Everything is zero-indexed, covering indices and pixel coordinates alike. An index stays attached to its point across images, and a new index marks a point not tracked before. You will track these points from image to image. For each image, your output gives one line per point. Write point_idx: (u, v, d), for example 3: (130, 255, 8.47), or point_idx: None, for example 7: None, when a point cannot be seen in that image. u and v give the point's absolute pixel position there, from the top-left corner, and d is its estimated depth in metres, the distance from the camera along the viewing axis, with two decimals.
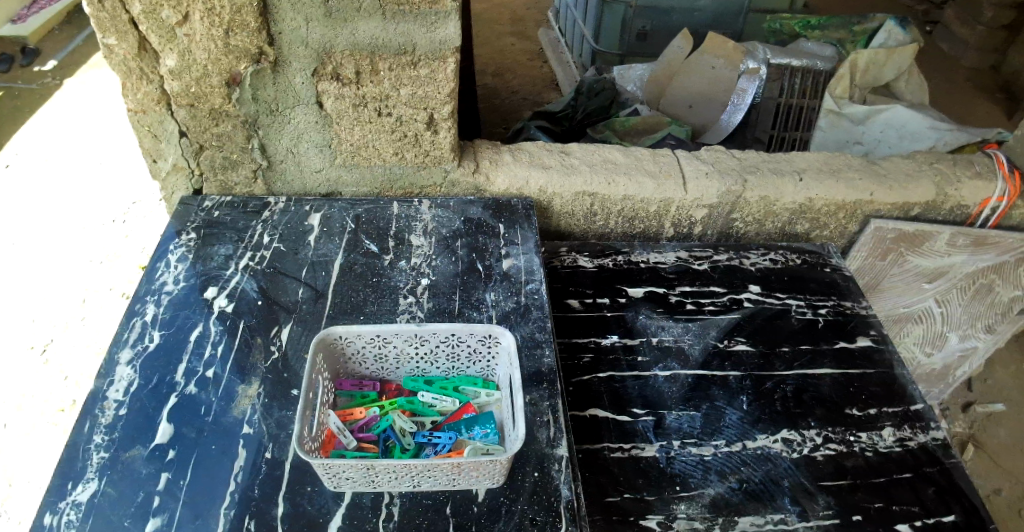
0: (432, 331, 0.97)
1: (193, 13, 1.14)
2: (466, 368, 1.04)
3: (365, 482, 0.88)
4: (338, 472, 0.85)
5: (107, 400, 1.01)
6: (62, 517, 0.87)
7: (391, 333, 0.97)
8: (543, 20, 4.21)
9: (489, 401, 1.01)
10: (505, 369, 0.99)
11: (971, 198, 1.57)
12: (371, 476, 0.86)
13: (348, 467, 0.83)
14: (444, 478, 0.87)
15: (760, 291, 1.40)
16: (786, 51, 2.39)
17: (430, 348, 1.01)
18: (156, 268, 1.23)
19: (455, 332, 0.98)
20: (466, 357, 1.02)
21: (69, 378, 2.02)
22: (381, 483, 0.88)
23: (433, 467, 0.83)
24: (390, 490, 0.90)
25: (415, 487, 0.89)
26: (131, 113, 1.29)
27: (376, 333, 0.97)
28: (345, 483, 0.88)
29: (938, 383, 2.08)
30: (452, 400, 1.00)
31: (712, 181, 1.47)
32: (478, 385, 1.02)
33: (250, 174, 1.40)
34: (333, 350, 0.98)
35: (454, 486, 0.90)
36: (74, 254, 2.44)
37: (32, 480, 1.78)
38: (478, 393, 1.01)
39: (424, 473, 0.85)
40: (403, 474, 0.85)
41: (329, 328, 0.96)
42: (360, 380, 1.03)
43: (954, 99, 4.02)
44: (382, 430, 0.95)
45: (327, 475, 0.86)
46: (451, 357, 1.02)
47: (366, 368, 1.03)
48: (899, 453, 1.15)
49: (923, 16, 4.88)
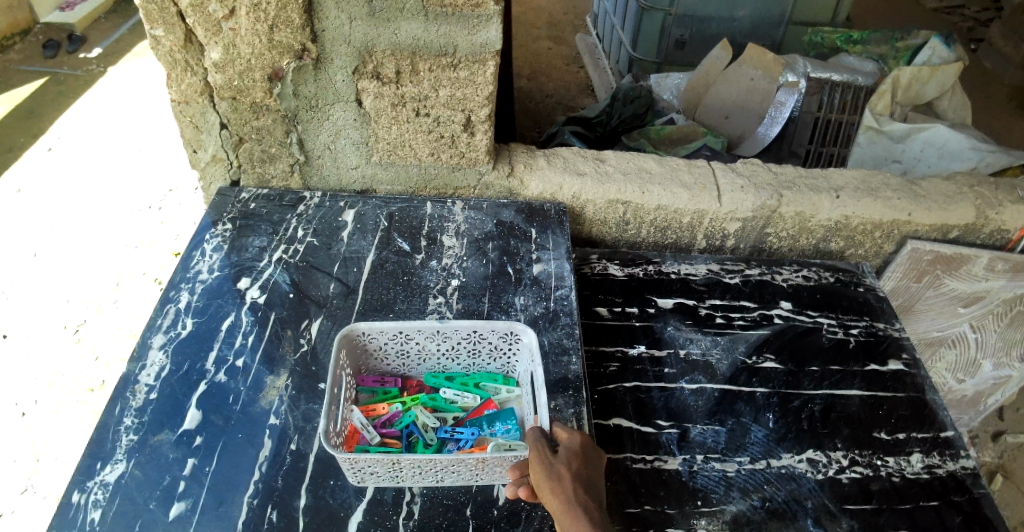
0: (454, 328, 0.98)
1: (240, 8, 1.17)
2: (486, 365, 1.05)
3: (389, 478, 0.89)
4: (362, 467, 0.85)
5: (139, 383, 1.03)
6: (90, 496, 0.89)
7: (413, 329, 0.98)
8: (580, 25, 4.21)
9: (510, 396, 1.02)
10: (525, 367, 1.00)
11: (1013, 222, 1.53)
12: (395, 470, 0.86)
13: (374, 463, 0.84)
14: (467, 474, 0.88)
15: (791, 307, 1.38)
16: (827, 66, 2.32)
17: (452, 344, 1.01)
18: (191, 257, 1.25)
19: (477, 329, 0.98)
20: (487, 354, 1.03)
21: (99, 359, 2.07)
22: (404, 479, 0.89)
23: (458, 462, 0.84)
24: (412, 486, 0.91)
25: (438, 483, 0.90)
26: (175, 103, 1.32)
27: (399, 329, 0.97)
28: (368, 478, 0.89)
29: (968, 410, 2.03)
30: (473, 396, 1.01)
31: (747, 194, 1.45)
32: (498, 381, 1.03)
33: (287, 169, 1.42)
34: (356, 347, 0.98)
35: (475, 482, 0.91)
36: (109, 238, 2.50)
37: (59, 457, 1.83)
38: (498, 389, 1.02)
39: (448, 468, 0.86)
40: (428, 469, 0.86)
41: (353, 324, 0.97)
42: (381, 376, 1.05)
43: (996, 119, 3.92)
44: (405, 426, 0.96)
45: (350, 470, 0.87)
46: (472, 353, 1.03)
47: (387, 365, 1.04)
48: (926, 480, 1.13)
49: (968, 33, 4.77)
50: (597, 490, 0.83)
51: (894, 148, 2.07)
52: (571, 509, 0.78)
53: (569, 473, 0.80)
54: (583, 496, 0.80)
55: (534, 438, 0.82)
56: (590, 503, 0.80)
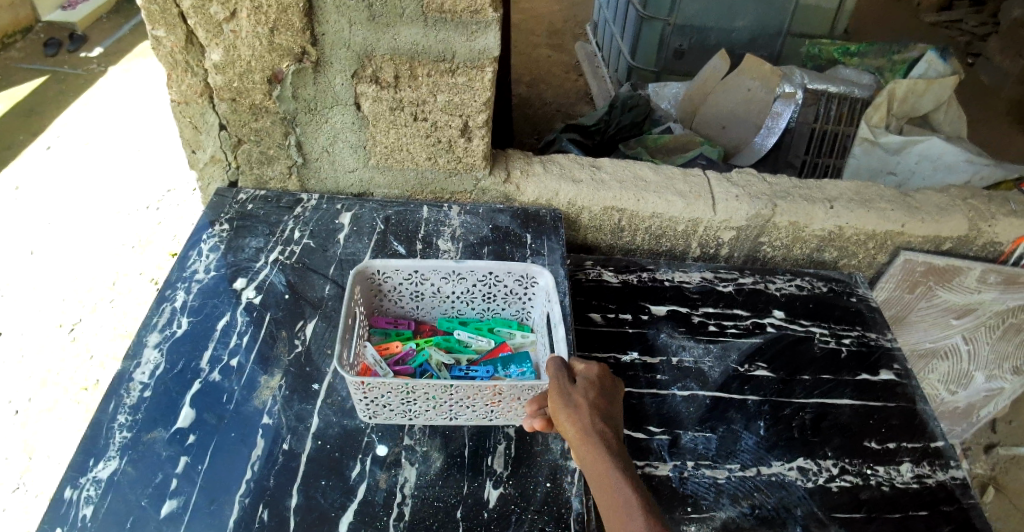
0: (470, 269, 1.08)
1: (241, 11, 1.18)
2: (501, 309, 1.15)
3: (400, 412, 0.97)
4: (374, 400, 0.93)
5: (133, 381, 1.04)
6: (82, 493, 0.90)
7: (430, 268, 1.08)
8: (581, 34, 4.24)
9: (524, 342, 1.10)
10: (540, 311, 1.11)
11: (1005, 234, 1.54)
12: (409, 402, 0.94)
13: (386, 391, 0.91)
14: (480, 411, 0.96)
15: (783, 316, 1.38)
16: (824, 78, 2.36)
17: (467, 286, 1.12)
18: (187, 257, 1.26)
19: (496, 272, 1.09)
20: (502, 299, 1.14)
21: (94, 358, 2.07)
22: (417, 413, 0.97)
23: (468, 393, 0.92)
24: (422, 422, 0.99)
25: (449, 419, 0.98)
26: (174, 104, 1.33)
27: (416, 269, 1.08)
28: (380, 412, 0.97)
29: (961, 422, 2.04)
30: (487, 339, 1.09)
31: (741, 204, 1.46)
32: (512, 327, 1.13)
33: (285, 170, 1.43)
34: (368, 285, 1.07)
35: (486, 420, 0.99)
36: (106, 237, 2.50)
37: (51, 455, 1.83)
38: (513, 334, 1.11)
39: (462, 401, 0.94)
40: (440, 401, 0.94)
41: (369, 261, 1.06)
42: (395, 319, 1.14)
43: (992, 133, 3.95)
44: (419, 364, 1.03)
45: (364, 402, 0.94)
46: (489, 298, 1.14)
47: (402, 306, 1.14)
48: (915, 489, 1.14)
49: (965, 47, 4.80)
50: (619, 422, 0.81)
51: (889, 160, 2.08)
52: (590, 436, 0.76)
53: (586, 402, 0.79)
54: (602, 424, 0.78)
55: (554, 368, 0.83)
56: (609, 432, 0.77)
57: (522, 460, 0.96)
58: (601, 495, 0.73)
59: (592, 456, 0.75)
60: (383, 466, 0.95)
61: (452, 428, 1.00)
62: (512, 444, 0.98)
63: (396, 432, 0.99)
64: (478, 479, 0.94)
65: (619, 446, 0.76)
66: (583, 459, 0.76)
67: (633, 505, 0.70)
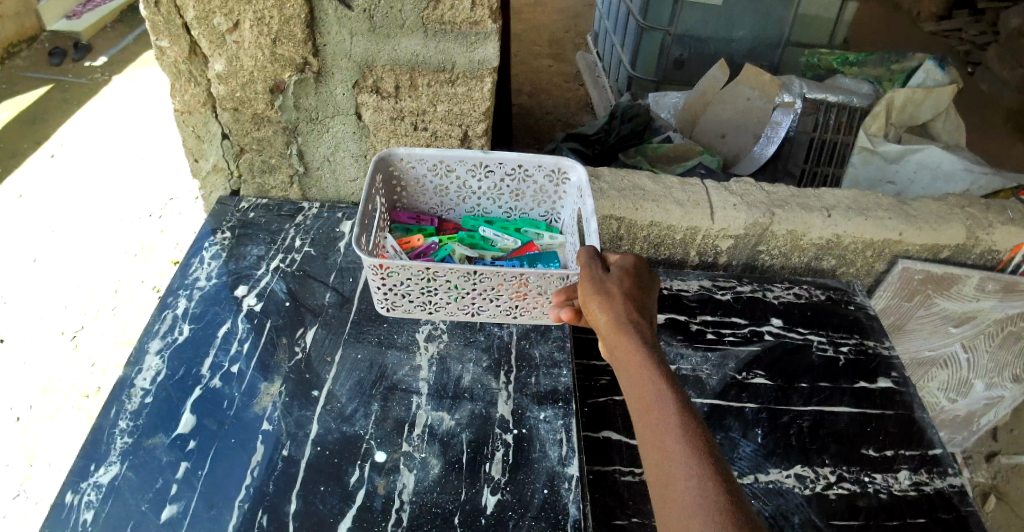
0: (499, 161, 1.21)
1: (244, 22, 1.19)
2: (530, 208, 1.29)
3: (419, 306, 1.09)
4: (396, 290, 1.05)
5: (134, 387, 1.04)
6: (83, 497, 0.90)
7: (458, 160, 1.21)
8: (582, 43, 4.27)
9: (552, 243, 1.24)
10: (570, 206, 1.25)
11: (1003, 242, 1.55)
12: (430, 293, 1.05)
13: (408, 279, 1.02)
14: (503, 306, 1.07)
15: (781, 324, 1.39)
16: (823, 87, 2.35)
17: (494, 180, 1.25)
18: (190, 264, 1.27)
19: (522, 163, 1.21)
20: (531, 196, 1.28)
21: (96, 366, 2.08)
22: (438, 307, 1.08)
23: (488, 284, 1.02)
24: (443, 317, 1.10)
25: (471, 315, 1.10)
26: (178, 113, 1.34)
27: (443, 159, 1.21)
28: (399, 304, 1.08)
29: (961, 430, 2.04)
30: (513, 238, 1.22)
31: (739, 212, 1.47)
32: (541, 229, 1.26)
33: (287, 179, 1.44)
34: (387, 170, 1.20)
35: (509, 317, 1.11)
36: (109, 245, 2.52)
37: (52, 463, 1.83)
38: (542, 236, 1.24)
39: (486, 296, 1.05)
40: (462, 293, 1.04)
41: (393, 149, 1.19)
42: (417, 215, 1.28)
43: (992, 142, 3.96)
44: (443, 257, 1.16)
45: (384, 291, 1.05)
46: (517, 195, 1.28)
47: (426, 199, 1.28)
48: (913, 497, 1.14)
49: (965, 56, 4.81)
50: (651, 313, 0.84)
51: (888, 170, 2.09)
52: (618, 316, 0.80)
53: (619, 290, 0.83)
54: (632, 308, 0.81)
55: (586, 260, 0.88)
56: (641, 321, 0.79)
57: (520, 467, 0.97)
58: (625, 369, 0.75)
59: (619, 333, 0.78)
60: (381, 472, 0.95)
61: (450, 434, 1.01)
62: (510, 450, 0.99)
63: (394, 439, 1.00)
64: (475, 485, 0.94)
65: (648, 328, 0.79)
66: (611, 339, 0.79)
67: (658, 375, 0.72)
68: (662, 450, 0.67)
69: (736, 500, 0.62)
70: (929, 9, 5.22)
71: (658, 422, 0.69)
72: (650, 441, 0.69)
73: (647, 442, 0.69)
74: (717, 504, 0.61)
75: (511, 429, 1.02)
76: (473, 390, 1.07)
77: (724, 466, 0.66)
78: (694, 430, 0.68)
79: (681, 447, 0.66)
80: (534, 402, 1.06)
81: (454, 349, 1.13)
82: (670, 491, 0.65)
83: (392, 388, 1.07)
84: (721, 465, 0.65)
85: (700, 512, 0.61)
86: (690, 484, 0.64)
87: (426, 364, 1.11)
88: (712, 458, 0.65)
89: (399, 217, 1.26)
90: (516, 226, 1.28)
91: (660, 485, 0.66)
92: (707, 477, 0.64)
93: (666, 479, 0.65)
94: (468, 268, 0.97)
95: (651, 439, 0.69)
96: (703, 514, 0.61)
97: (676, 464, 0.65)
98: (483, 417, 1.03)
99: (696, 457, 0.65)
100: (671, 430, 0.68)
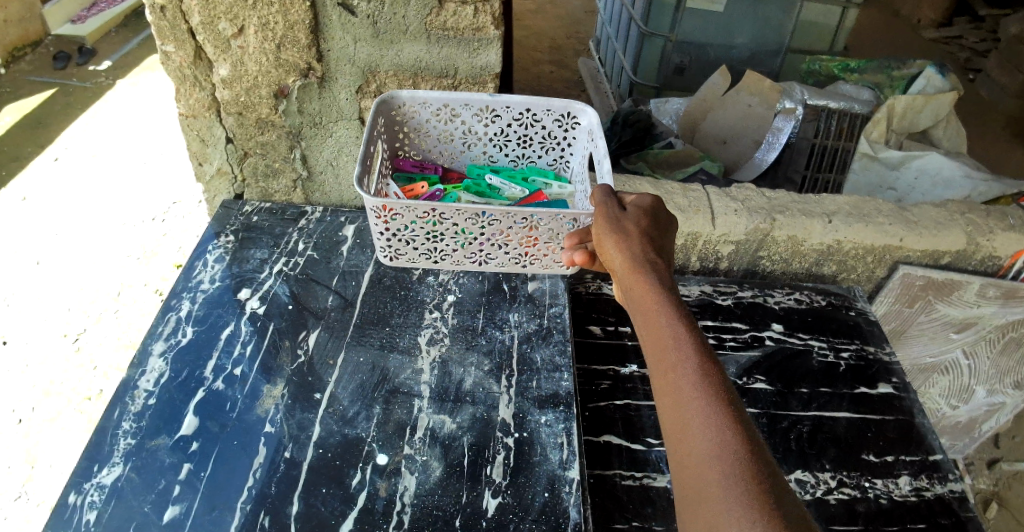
0: (507, 105, 1.23)
1: (248, 27, 1.20)
2: (538, 156, 1.33)
3: (424, 255, 1.14)
4: (401, 238, 1.10)
5: (138, 389, 1.05)
6: (86, 498, 0.91)
7: (466, 104, 1.23)
8: (583, 49, 4.29)
9: (561, 193, 1.28)
10: (579, 152, 1.29)
11: (1004, 248, 1.55)
12: (437, 240, 1.11)
13: (414, 224, 1.07)
14: (512, 255, 1.13)
15: (782, 330, 1.39)
16: (822, 93, 2.35)
17: (502, 124, 1.27)
18: (193, 267, 1.28)
19: (530, 108, 1.24)
20: (538, 143, 1.31)
21: (97, 368, 2.09)
22: (446, 255, 1.14)
23: (494, 230, 1.07)
24: (450, 265, 1.16)
25: (479, 264, 1.15)
26: (182, 117, 1.35)
27: (448, 103, 1.22)
28: (408, 254, 1.14)
29: (962, 436, 2.03)
30: (520, 188, 1.25)
31: (740, 218, 1.47)
32: (549, 179, 1.30)
33: (290, 184, 1.45)
34: (389, 112, 1.21)
35: (518, 267, 1.17)
36: (111, 248, 2.53)
37: (53, 465, 1.84)
38: (550, 185, 1.29)
39: (494, 243, 1.10)
40: (470, 241, 1.10)
41: (393, 93, 1.19)
42: (421, 164, 1.30)
43: (992, 148, 3.97)
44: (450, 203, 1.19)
45: (390, 240, 1.10)
46: (524, 142, 1.31)
47: (430, 143, 1.30)
48: (913, 503, 1.14)
49: (966, 63, 4.82)
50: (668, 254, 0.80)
51: (889, 176, 2.10)
52: (635, 257, 0.76)
53: (636, 227, 0.80)
54: (651, 250, 0.77)
55: (602, 199, 0.85)
56: (658, 259, 0.76)
57: (521, 471, 0.97)
58: (641, 313, 0.70)
59: (637, 274, 0.74)
60: (383, 474, 0.96)
61: (451, 437, 1.01)
62: (510, 454, 0.99)
63: (396, 441, 1.00)
64: (476, 489, 0.95)
65: (666, 271, 0.75)
66: (628, 282, 0.75)
67: (675, 319, 0.67)
68: (678, 398, 0.62)
69: (758, 451, 0.57)
70: (929, 16, 5.24)
71: (673, 367, 0.64)
72: (665, 389, 0.64)
73: (662, 388, 0.64)
74: (737, 454, 0.56)
75: (512, 432, 1.02)
76: (475, 394, 1.07)
77: (746, 415, 0.60)
78: (715, 377, 0.62)
79: (694, 376, 0.62)
80: (534, 405, 1.06)
81: (456, 353, 1.14)
82: (686, 440, 0.60)
83: (394, 391, 1.07)
84: (742, 414, 0.60)
85: (719, 463, 0.56)
86: (707, 434, 0.58)
87: (428, 367, 1.11)
88: (733, 407, 0.60)
89: (402, 166, 1.29)
90: (523, 176, 1.31)
91: (675, 434, 0.61)
92: (727, 425, 0.58)
93: (682, 429, 0.60)
94: (476, 211, 1.02)
95: (662, 368, 0.65)
96: (721, 465, 0.56)
97: (693, 412, 0.60)
98: (484, 420, 1.03)
99: (715, 404, 0.60)
100: (688, 376, 0.62)
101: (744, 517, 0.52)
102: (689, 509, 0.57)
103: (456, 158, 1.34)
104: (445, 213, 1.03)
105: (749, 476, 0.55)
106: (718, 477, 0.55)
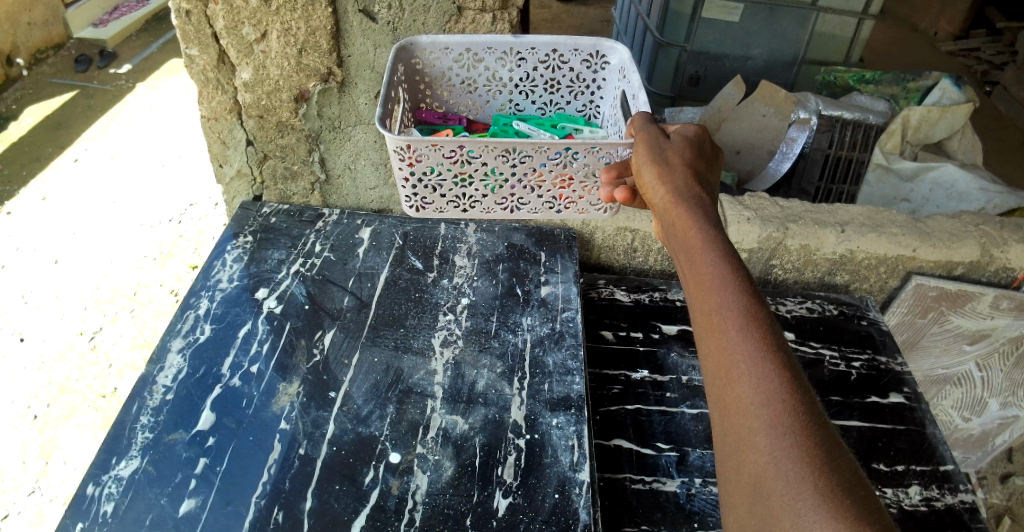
0: (534, 47, 1.24)
1: (271, 32, 1.23)
2: (568, 103, 1.35)
3: (453, 203, 1.15)
4: (429, 184, 1.10)
5: (156, 384, 1.08)
6: (104, 489, 0.93)
7: (491, 46, 1.23)
8: None
9: (592, 136, 1.28)
10: (610, 94, 1.30)
11: (1018, 260, 1.55)
12: (466, 185, 1.12)
13: (441, 162, 1.06)
14: (545, 198, 1.14)
15: (795, 338, 1.40)
16: (839, 103, 2.25)
17: (529, 69, 1.28)
18: (212, 266, 1.30)
19: (557, 48, 1.26)
20: (566, 88, 1.32)
21: (112, 367, 2.12)
22: (475, 202, 1.15)
23: (523, 171, 1.09)
24: (481, 213, 1.17)
25: (511, 211, 1.17)
26: (204, 120, 1.38)
27: (471, 46, 1.23)
28: (436, 202, 1.14)
29: (976, 450, 2.01)
30: (549, 134, 1.25)
31: (753, 226, 1.48)
32: (580, 124, 1.30)
33: (308, 187, 1.48)
34: (408, 59, 1.21)
35: (552, 213, 1.17)
36: (128, 248, 2.57)
37: (68, 461, 1.87)
38: (581, 130, 1.28)
39: (527, 186, 1.12)
40: (500, 181, 1.11)
41: (411, 40, 1.20)
42: (444, 117, 1.30)
43: (1008, 161, 3.95)
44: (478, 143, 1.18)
45: (418, 185, 1.10)
46: (553, 87, 1.32)
47: (451, 93, 1.30)
48: (924, 513, 1.14)
49: (981, 76, 4.79)
50: (711, 190, 0.83)
51: (902, 188, 2.12)
52: (681, 201, 0.78)
53: (680, 164, 0.83)
54: (695, 188, 0.80)
55: (650, 141, 0.89)
56: (702, 199, 0.78)
57: (531, 472, 0.98)
58: (687, 253, 0.72)
59: (682, 217, 0.75)
60: (396, 473, 0.97)
61: (464, 438, 1.02)
62: (522, 456, 1.00)
63: (408, 441, 1.02)
64: (488, 489, 0.96)
65: (714, 215, 0.76)
66: (675, 224, 0.76)
67: (721, 262, 0.68)
68: (722, 340, 0.63)
69: (805, 400, 0.57)
70: (947, 29, 5.23)
71: (720, 311, 0.64)
72: (709, 333, 0.64)
73: (705, 330, 0.65)
74: (784, 403, 0.57)
75: (523, 434, 1.03)
76: (487, 395, 1.09)
77: (794, 363, 0.61)
78: (762, 323, 0.63)
79: (737, 308, 0.64)
80: (546, 408, 1.07)
81: (469, 355, 1.15)
82: (730, 384, 0.60)
83: (407, 391, 1.09)
84: (790, 362, 0.60)
85: (764, 410, 0.57)
86: (753, 378, 0.59)
87: (441, 369, 1.13)
88: (772, 342, 0.61)
89: (425, 117, 1.28)
90: (552, 123, 1.31)
91: (718, 375, 0.62)
92: (771, 370, 0.59)
93: (726, 371, 0.61)
94: (506, 147, 1.03)
95: (703, 302, 0.67)
96: (767, 411, 0.57)
97: (739, 356, 0.61)
98: (496, 422, 1.05)
99: (761, 351, 0.60)
100: (732, 320, 0.63)
101: (790, 466, 0.53)
102: (732, 453, 0.58)
103: (481, 109, 1.35)
104: (473, 150, 1.04)
105: (799, 428, 0.55)
106: (762, 422, 0.56)
